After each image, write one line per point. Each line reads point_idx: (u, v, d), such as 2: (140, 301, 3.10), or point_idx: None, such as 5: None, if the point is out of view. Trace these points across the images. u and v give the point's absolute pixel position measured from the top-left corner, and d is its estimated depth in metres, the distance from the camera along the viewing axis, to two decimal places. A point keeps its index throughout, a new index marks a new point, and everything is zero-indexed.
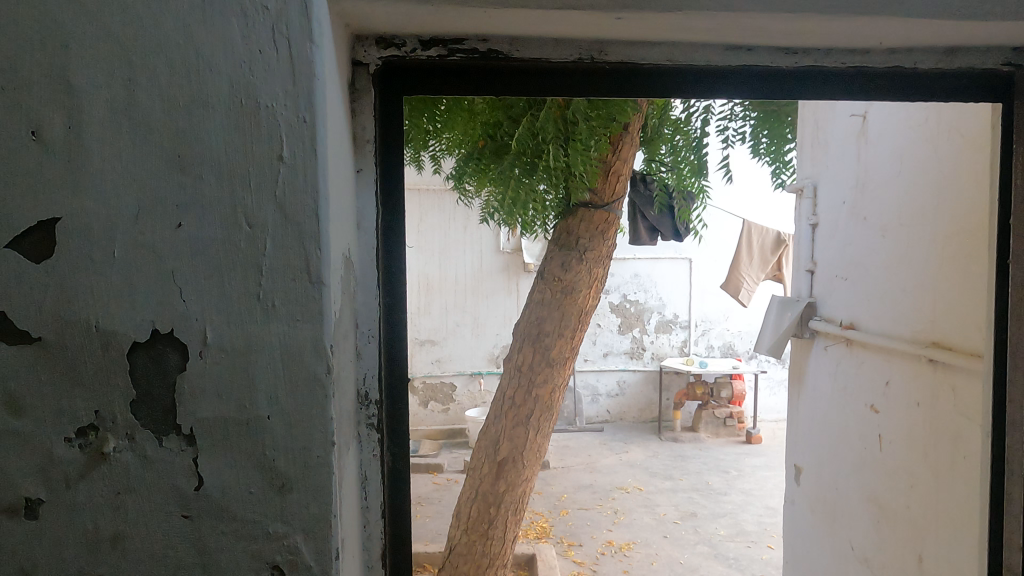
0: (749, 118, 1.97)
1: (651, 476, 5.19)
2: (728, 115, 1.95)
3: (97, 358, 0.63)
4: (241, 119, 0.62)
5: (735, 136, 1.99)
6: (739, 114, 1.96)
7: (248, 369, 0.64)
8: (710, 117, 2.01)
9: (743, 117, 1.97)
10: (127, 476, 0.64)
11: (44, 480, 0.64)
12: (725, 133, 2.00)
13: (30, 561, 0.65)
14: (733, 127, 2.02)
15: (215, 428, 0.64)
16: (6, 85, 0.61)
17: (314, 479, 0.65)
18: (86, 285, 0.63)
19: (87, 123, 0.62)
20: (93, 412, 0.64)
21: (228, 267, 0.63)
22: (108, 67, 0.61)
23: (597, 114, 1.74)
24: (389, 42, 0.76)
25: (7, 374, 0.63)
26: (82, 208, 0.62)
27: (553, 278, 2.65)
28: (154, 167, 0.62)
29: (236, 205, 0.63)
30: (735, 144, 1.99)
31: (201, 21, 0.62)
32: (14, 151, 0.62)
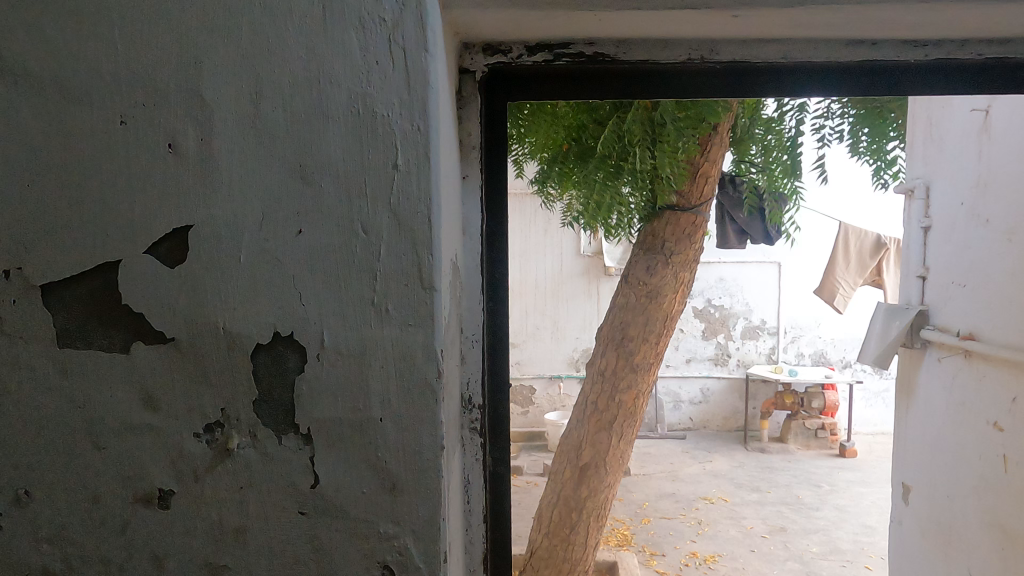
0: (848, 115, 1.86)
1: (736, 487, 5.02)
2: (823, 112, 1.85)
3: (225, 359, 0.67)
4: (360, 129, 0.64)
5: (832, 134, 1.88)
6: (837, 112, 1.86)
7: (363, 371, 0.66)
8: (805, 117, 1.91)
9: (841, 115, 1.86)
10: (249, 471, 0.67)
11: (176, 472, 0.68)
12: (821, 132, 1.89)
13: (161, 549, 0.69)
14: (830, 126, 1.91)
15: (330, 429, 0.66)
16: (146, 103, 0.66)
17: (425, 483, 0.66)
18: (216, 288, 0.66)
19: (218, 135, 0.65)
20: (220, 409, 0.67)
21: (345, 272, 0.65)
22: (237, 81, 0.65)
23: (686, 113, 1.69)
24: (496, 48, 0.76)
25: (145, 371, 0.68)
26: (213, 216, 0.66)
27: (637, 282, 2.61)
28: (278, 177, 0.65)
29: (353, 211, 0.65)
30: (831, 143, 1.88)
31: (322, 35, 0.64)
32: (153, 163, 0.66)
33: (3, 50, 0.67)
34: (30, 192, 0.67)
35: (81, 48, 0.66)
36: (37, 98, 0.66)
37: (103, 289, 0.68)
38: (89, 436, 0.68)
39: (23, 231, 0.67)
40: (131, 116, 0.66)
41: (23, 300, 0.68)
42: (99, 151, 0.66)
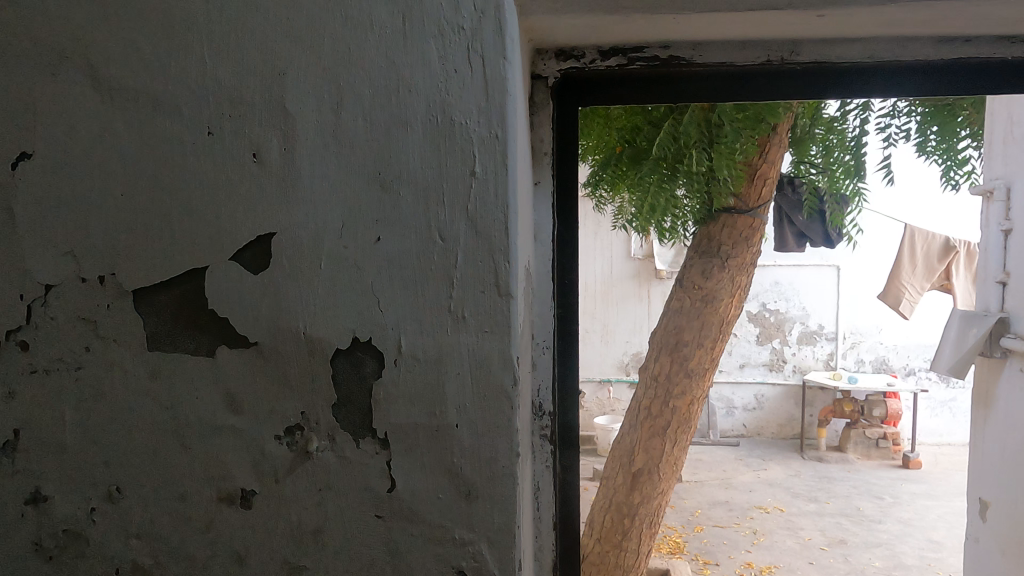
0: (915, 113, 1.77)
1: (793, 497, 4.88)
2: (889, 110, 1.77)
3: (305, 364, 0.68)
4: (438, 137, 0.64)
5: (898, 134, 1.79)
6: (904, 110, 1.77)
7: (439, 377, 0.66)
8: (870, 117, 1.84)
9: (908, 113, 1.77)
10: (327, 474, 0.69)
11: (257, 472, 0.70)
12: (886, 131, 1.81)
13: (243, 547, 0.70)
14: (896, 124, 1.81)
15: (407, 434, 0.67)
16: (231, 114, 0.68)
17: (500, 489, 0.66)
18: (297, 294, 0.68)
19: (300, 144, 0.67)
20: (300, 412, 0.69)
21: (423, 278, 0.66)
22: (319, 91, 0.66)
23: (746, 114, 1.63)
24: (569, 53, 0.76)
25: (229, 375, 0.69)
26: (294, 223, 0.67)
27: (692, 286, 2.57)
28: (356, 184, 0.66)
29: (430, 218, 0.65)
30: (898, 143, 1.79)
31: (401, 44, 0.65)
32: (238, 172, 0.68)
33: (99, 65, 0.70)
34: (125, 200, 0.70)
35: (171, 61, 0.68)
36: (131, 110, 0.69)
37: (190, 294, 0.70)
38: (176, 436, 0.71)
39: (118, 239, 0.70)
40: (217, 127, 0.68)
41: (117, 305, 0.71)
42: (188, 161, 0.69)
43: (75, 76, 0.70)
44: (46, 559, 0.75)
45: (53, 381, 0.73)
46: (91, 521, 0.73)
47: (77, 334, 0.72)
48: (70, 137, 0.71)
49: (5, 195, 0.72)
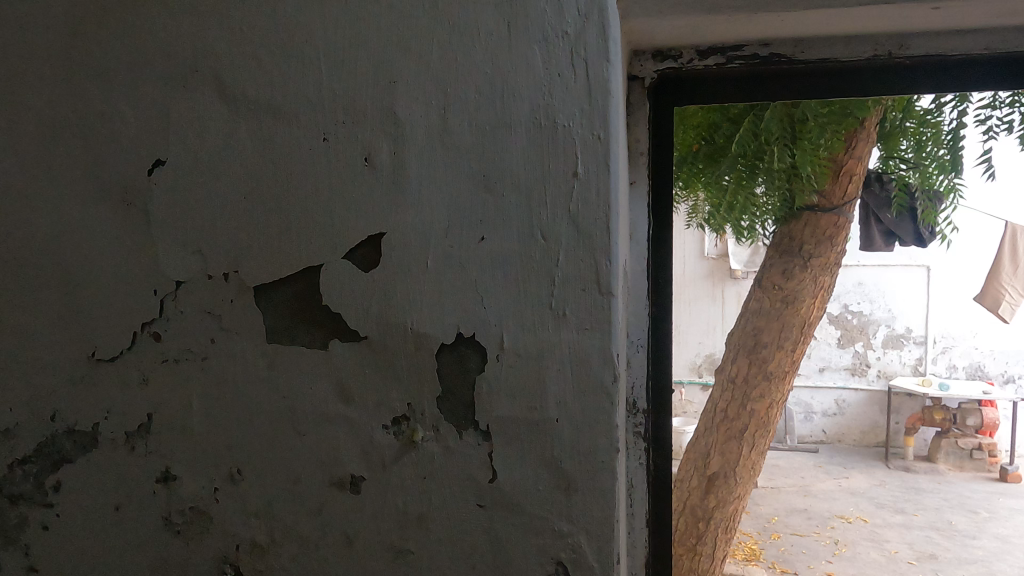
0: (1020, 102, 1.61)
1: (877, 508, 4.66)
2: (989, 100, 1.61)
3: (412, 357, 0.72)
4: (541, 138, 0.66)
5: (1000, 125, 1.64)
6: (1006, 98, 1.61)
7: (540, 373, 0.68)
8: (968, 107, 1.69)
9: (1011, 102, 1.61)
10: (431, 463, 0.72)
11: (366, 459, 0.74)
12: (987, 123, 1.65)
13: (352, 530, 0.75)
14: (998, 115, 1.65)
15: (509, 426, 0.69)
16: (345, 120, 0.72)
17: (599, 483, 0.67)
18: (404, 290, 0.71)
19: (409, 148, 0.70)
20: (406, 404, 0.72)
21: (525, 277, 0.68)
22: (428, 98, 0.69)
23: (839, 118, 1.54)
24: (667, 54, 0.77)
25: (341, 366, 0.74)
26: (403, 224, 0.71)
27: (772, 286, 2.51)
28: (461, 185, 0.69)
29: (533, 218, 0.67)
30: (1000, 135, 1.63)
31: (506, 50, 0.67)
32: (351, 175, 0.72)
33: (226, 78, 0.75)
34: (248, 204, 0.75)
35: (290, 73, 0.73)
36: (254, 120, 0.74)
37: (305, 291, 0.75)
38: (291, 423, 0.76)
39: (241, 239, 0.76)
40: (332, 133, 0.72)
41: (239, 300, 0.77)
42: (306, 166, 0.73)
43: (204, 89, 0.76)
44: (174, 533, 0.81)
45: (181, 370, 0.79)
46: (214, 500, 0.79)
47: (204, 327, 0.78)
48: (200, 146, 0.77)
49: (142, 199, 0.79)
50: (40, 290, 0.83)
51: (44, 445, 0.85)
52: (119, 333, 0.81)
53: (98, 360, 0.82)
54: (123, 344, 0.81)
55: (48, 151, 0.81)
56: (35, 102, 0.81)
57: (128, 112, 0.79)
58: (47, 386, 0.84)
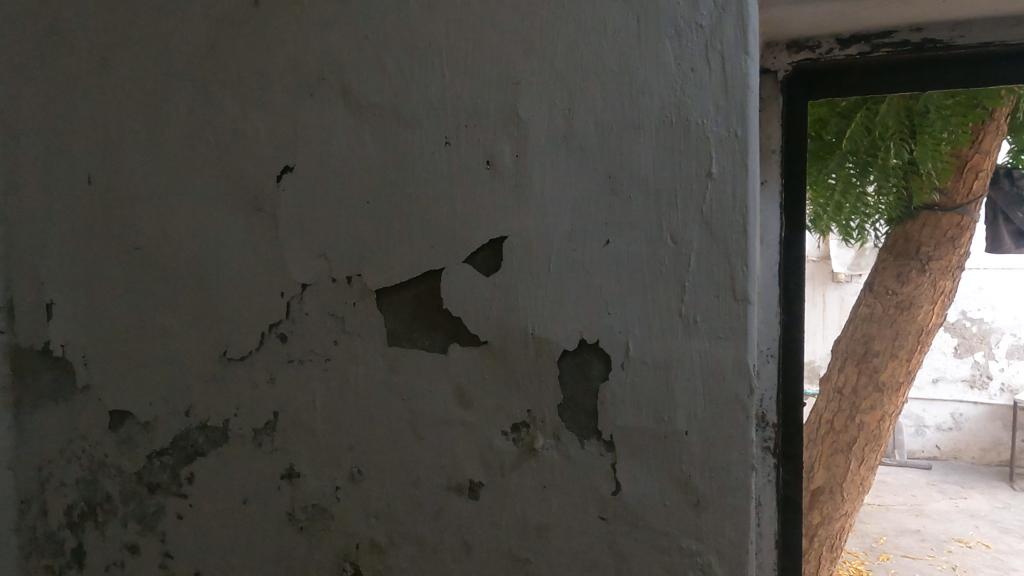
0: None
1: (1002, 533, 4.26)
2: None
3: (532, 364, 0.70)
4: (672, 138, 0.64)
5: None
6: None
7: (669, 382, 0.65)
8: None
9: None
10: (551, 472, 0.70)
11: (485, 465, 0.73)
12: None
13: (470, 535, 0.74)
14: None
15: (634, 437, 0.67)
16: (468, 123, 0.71)
17: (731, 501, 0.64)
18: (525, 295, 0.70)
19: (533, 150, 0.69)
20: (526, 410, 0.71)
21: (653, 282, 0.65)
22: (552, 98, 0.68)
23: (973, 117, 1.25)
24: (802, 45, 0.72)
25: (460, 371, 0.73)
26: (525, 227, 0.69)
27: (884, 291, 1.79)
28: (586, 187, 0.67)
29: (662, 221, 0.64)
30: None
31: (636, 47, 0.64)
32: (473, 178, 0.71)
33: (352, 84, 0.77)
34: (370, 207, 0.76)
35: (413, 77, 0.74)
36: (378, 125, 0.76)
37: (425, 294, 0.75)
38: (411, 426, 0.76)
39: (364, 243, 0.77)
40: (454, 137, 0.72)
41: (361, 303, 0.78)
42: (428, 170, 0.73)
43: (330, 95, 0.78)
44: (297, 529, 0.83)
45: (305, 370, 0.82)
46: (335, 499, 0.81)
47: (327, 329, 0.80)
48: (325, 152, 0.78)
49: (271, 204, 0.82)
50: (180, 292, 0.88)
51: (179, 438, 0.90)
52: (249, 333, 0.84)
53: (229, 359, 0.85)
54: (253, 344, 0.84)
55: (188, 160, 0.86)
56: (177, 114, 0.87)
57: (259, 120, 0.82)
58: (183, 383, 0.89)
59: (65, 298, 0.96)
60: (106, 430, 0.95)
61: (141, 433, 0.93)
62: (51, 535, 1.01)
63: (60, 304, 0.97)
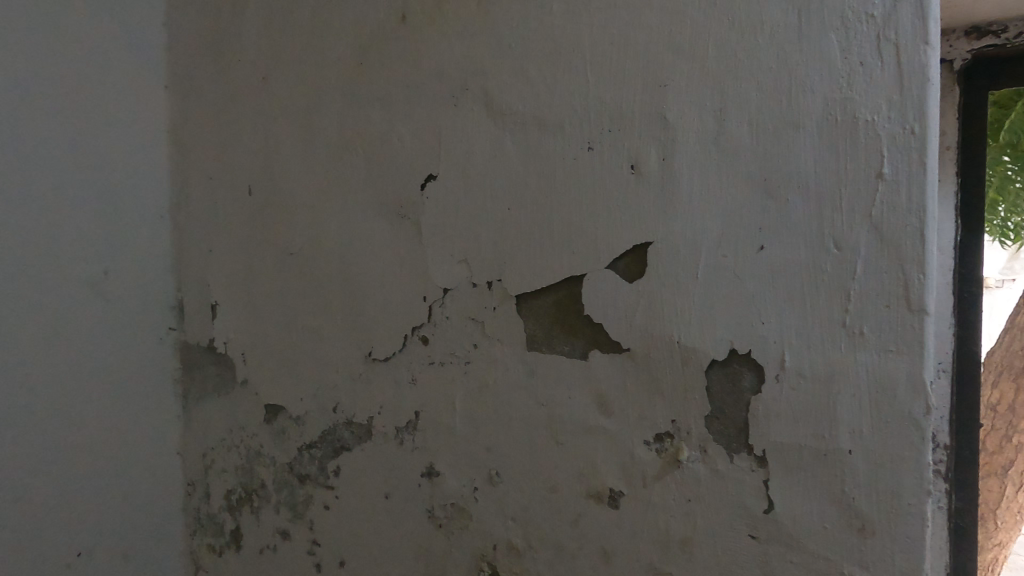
0: None
1: None
2: None
3: (677, 373, 0.68)
4: (837, 137, 0.60)
5: None
6: None
7: (829, 396, 0.61)
8: None
9: None
10: (697, 485, 0.68)
11: (626, 474, 0.72)
12: None
13: (610, 545, 0.73)
14: None
15: (789, 453, 0.63)
16: (612, 128, 0.71)
17: (902, 530, 0.58)
18: (670, 302, 0.68)
19: (680, 153, 0.67)
20: (671, 420, 0.69)
21: (813, 290, 0.61)
22: (703, 100, 0.65)
23: None
24: (984, 31, 0.73)
25: (602, 377, 0.73)
26: (672, 232, 0.68)
27: None
28: (739, 191, 0.64)
29: (825, 225, 0.61)
30: None
31: (797, 43, 0.61)
32: (617, 183, 0.71)
33: (494, 93, 0.78)
34: (512, 213, 0.78)
35: (555, 84, 0.74)
36: (519, 132, 0.77)
37: (565, 300, 0.75)
38: (550, 431, 0.76)
39: (505, 248, 0.78)
40: (597, 142, 0.72)
41: (501, 307, 0.79)
42: (571, 176, 0.74)
43: (473, 104, 0.80)
44: (436, 526, 0.86)
45: (446, 372, 0.84)
46: (473, 499, 0.83)
47: (467, 332, 0.82)
48: (468, 160, 0.80)
49: (415, 211, 0.85)
50: (330, 295, 0.93)
51: (327, 433, 0.96)
52: (394, 335, 0.88)
53: (374, 360, 0.90)
54: (396, 345, 0.88)
55: (339, 171, 0.92)
56: (329, 129, 0.92)
57: (405, 132, 0.85)
58: (332, 380, 0.95)
59: (228, 301, 1.06)
60: (262, 423, 1.03)
61: (293, 427, 1.00)
62: (215, 517, 1.12)
63: (223, 307, 1.06)
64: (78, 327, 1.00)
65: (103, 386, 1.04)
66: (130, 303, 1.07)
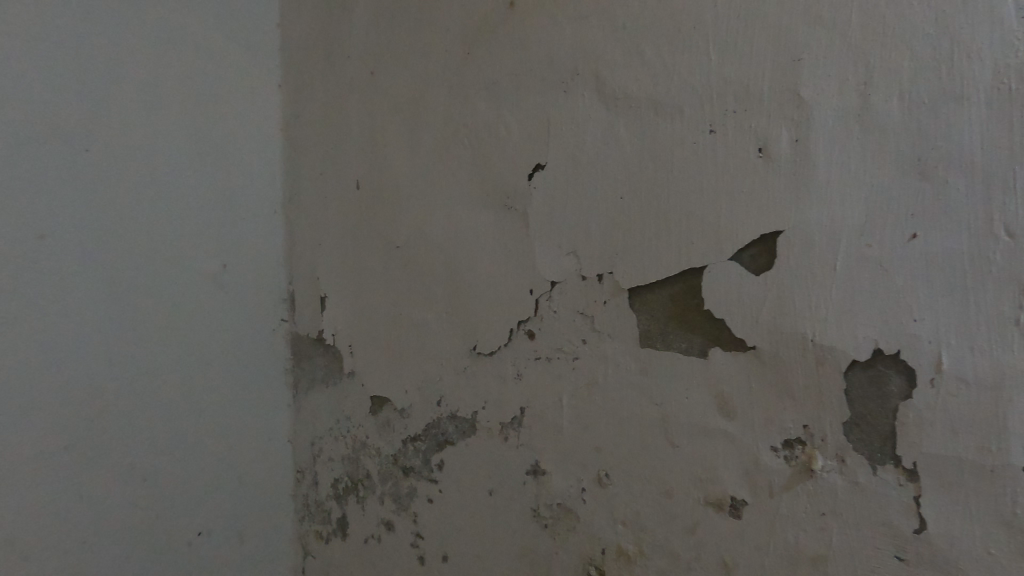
0: None
1: None
2: None
3: (810, 374, 0.62)
4: (1010, 108, 0.52)
5: None
6: None
7: (997, 404, 0.53)
8: None
9: None
10: (833, 498, 0.61)
11: (751, 482, 0.66)
12: None
13: (730, 557, 0.68)
14: None
15: (945, 467, 0.56)
16: (737, 108, 0.66)
17: None
18: (803, 297, 0.62)
19: (816, 133, 0.61)
20: (803, 426, 0.63)
21: (977, 283, 0.54)
22: (843, 73, 0.59)
23: None
24: None
25: (723, 377, 0.68)
26: (806, 219, 0.62)
27: None
28: (886, 173, 0.58)
29: (993, 209, 0.53)
30: None
31: (960, 3, 0.54)
32: (742, 168, 0.66)
33: (606, 77, 0.75)
34: (625, 202, 0.74)
35: (673, 64, 0.69)
36: (634, 117, 0.73)
37: (683, 294, 0.70)
38: (665, 432, 0.72)
39: (617, 240, 0.75)
40: (720, 124, 0.67)
41: (612, 301, 0.76)
42: (690, 161, 0.69)
43: (584, 89, 0.77)
44: (542, 526, 0.84)
45: (553, 368, 0.81)
46: (581, 500, 0.80)
47: (576, 327, 0.79)
48: (578, 147, 0.77)
49: (522, 202, 0.83)
50: (435, 288, 0.93)
51: (431, 427, 0.96)
52: (499, 329, 0.87)
53: (479, 354, 0.89)
54: (502, 339, 0.86)
55: (445, 162, 0.91)
56: (435, 121, 0.92)
57: (511, 120, 0.83)
58: (436, 374, 0.94)
59: (336, 293, 1.08)
60: (368, 414, 1.05)
61: (398, 419, 1.00)
62: (322, 505, 1.15)
63: (331, 299, 1.09)
64: (200, 317, 1.06)
65: (221, 374, 1.09)
66: (246, 295, 1.12)
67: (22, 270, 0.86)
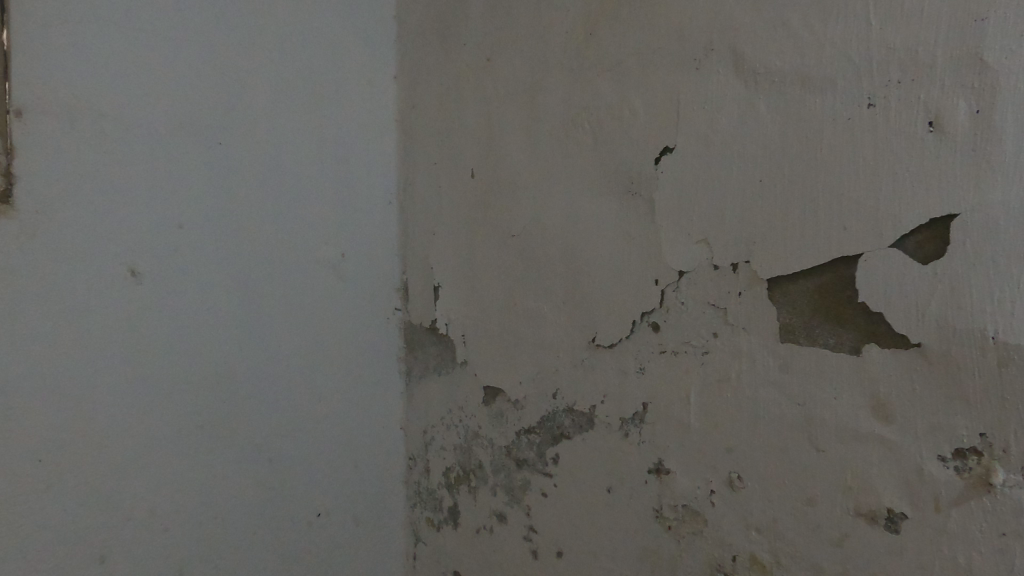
0: None
1: None
2: None
3: (990, 375, 0.55)
4: None
5: None
6: None
7: None
8: None
9: None
10: (1017, 517, 0.54)
11: (912, 494, 0.60)
12: None
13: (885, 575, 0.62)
14: None
15: None
16: (901, 79, 0.59)
17: None
18: (983, 288, 0.55)
19: (1003, 102, 0.53)
20: (980, 434, 0.56)
21: None
22: None
23: None
24: None
25: (879, 377, 0.61)
26: (988, 200, 0.54)
27: None
28: None
29: None
30: None
31: None
32: (907, 145, 0.59)
33: (746, 51, 0.69)
34: (765, 186, 0.69)
35: (824, 33, 0.64)
36: (777, 93, 0.67)
37: (833, 285, 0.65)
38: (808, 435, 0.66)
39: (755, 227, 0.69)
40: (881, 97, 0.60)
41: (748, 292, 0.71)
42: (844, 138, 0.63)
43: (720, 66, 0.72)
44: (665, 528, 0.80)
45: (680, 363, 0.77)
46: (710, 503, 0.75)
47: (707, 320, 0.74)
48: (712, 127, 0.73)
49: (648, 188, 0.79)
50: (552, 278, 0.91)
51: (546, 419, 0.94)
52: (621, 320, 0.83)
53: (598, 346, 0.86)
54: (623, 332, 0.83)
55: (565, 148, 0.89)
56: (554, 106, 0.90)
57: (637, 102, 0.80)
58: (552, 366, 0.92)
59: (449, 283, 1.08)
60: (481, 404, 1.04)
61: (511, 411, 0.99)
62: (433, 493, 1.16)
63: (445, 289, 1.09)
64: (320, 305, 1.10)
65: (340, 360, 1.13)
66: (362, 284, 1.15)
67: (162, 256, 0.92)
